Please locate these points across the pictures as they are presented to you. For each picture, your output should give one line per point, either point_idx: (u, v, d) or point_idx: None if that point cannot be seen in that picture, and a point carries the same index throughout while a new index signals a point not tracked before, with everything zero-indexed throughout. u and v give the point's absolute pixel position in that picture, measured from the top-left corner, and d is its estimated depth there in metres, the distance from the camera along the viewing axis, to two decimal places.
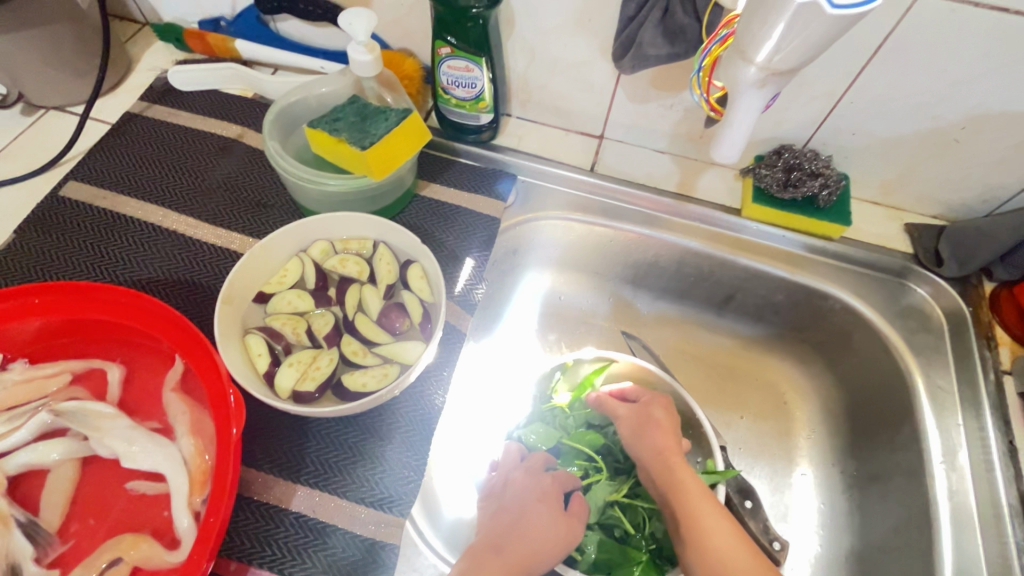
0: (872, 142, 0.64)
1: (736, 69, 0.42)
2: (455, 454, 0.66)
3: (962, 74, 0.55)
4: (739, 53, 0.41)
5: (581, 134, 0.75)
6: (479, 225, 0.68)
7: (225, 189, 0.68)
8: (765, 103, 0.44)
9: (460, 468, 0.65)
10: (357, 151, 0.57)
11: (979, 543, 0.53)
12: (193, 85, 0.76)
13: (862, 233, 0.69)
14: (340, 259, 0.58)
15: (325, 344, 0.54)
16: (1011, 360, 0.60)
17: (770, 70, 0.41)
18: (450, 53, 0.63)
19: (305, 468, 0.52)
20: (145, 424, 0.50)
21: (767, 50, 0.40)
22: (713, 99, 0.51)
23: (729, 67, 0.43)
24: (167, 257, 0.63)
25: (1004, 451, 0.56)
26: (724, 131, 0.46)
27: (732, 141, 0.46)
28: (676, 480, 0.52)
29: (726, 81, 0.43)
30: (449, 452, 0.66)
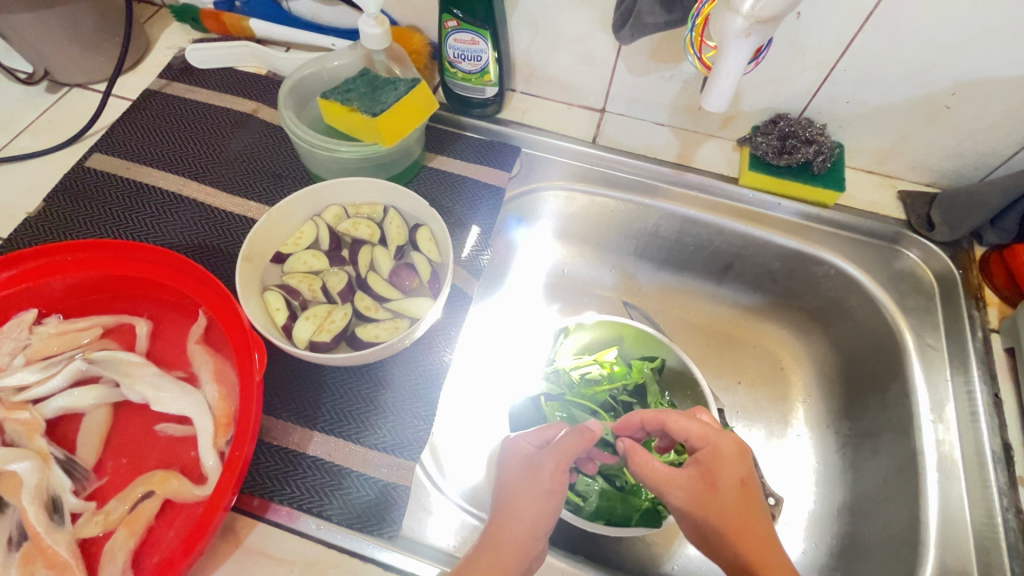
0: (866, 110, 0.66)
1: (724, 21, 0.45)
2: (462, 416, 0.68)
3: (950, 40, 0.57)
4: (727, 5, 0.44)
5: (583, 108, 0.78)
6: (484, 195, 0.71)
7: (242, 160, 0.71)
8: (752, 51, 0.47)
9: (467, 426, 0.67)
10: (368, 118, 0.60)
11: (963, 489, 0.56)
12: (210, 63, 0.79)
13: (855, 200, 0.71)
14: (352, 222, 0.60)
15: (339, 299, 0.57)
16: (998, 318, 0.62)
17: (755, 19, 0.43)
18: (456, 27, 0.65)
19: (321, 416, 0.55)
20: (171, 373, 0.53)
21: None
22: (705, 57, 0.53)
23: (718, 20, 0.45)
24: (187, 223, 0.66)
25: (990, 403, 0.58)
26: (713, 82, 0.49)
27: (721, 90, 0.49)
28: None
29: (715, 33, 0.46)
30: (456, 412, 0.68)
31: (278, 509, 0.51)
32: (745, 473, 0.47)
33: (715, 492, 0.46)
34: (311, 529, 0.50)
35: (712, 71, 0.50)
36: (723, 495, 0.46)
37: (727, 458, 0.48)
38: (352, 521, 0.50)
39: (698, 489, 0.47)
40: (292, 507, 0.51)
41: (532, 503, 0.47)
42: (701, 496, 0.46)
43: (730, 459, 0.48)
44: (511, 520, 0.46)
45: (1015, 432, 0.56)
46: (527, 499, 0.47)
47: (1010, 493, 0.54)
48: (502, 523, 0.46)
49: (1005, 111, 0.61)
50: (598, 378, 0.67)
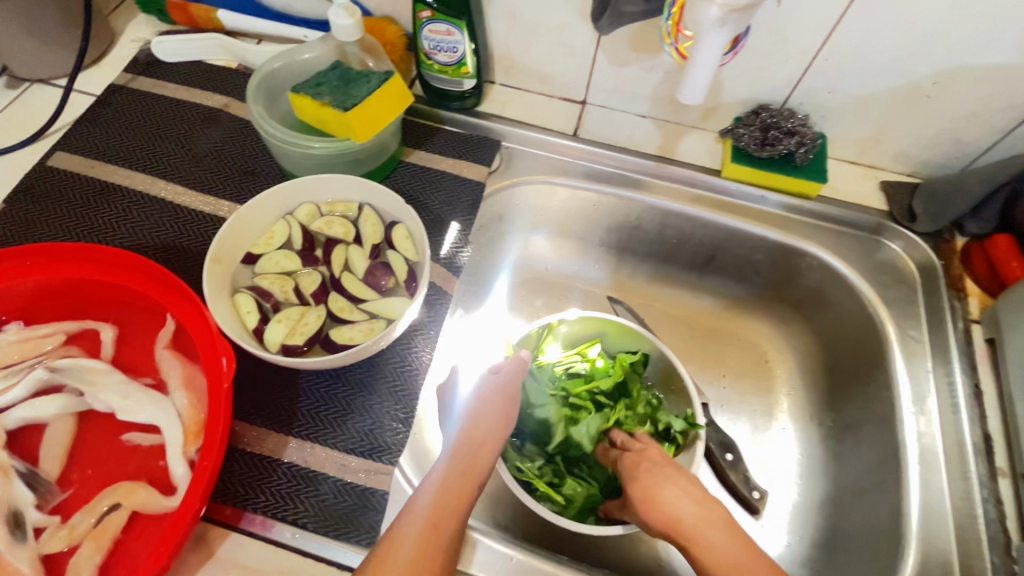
0: (848, 100, 0.66)
1: (698, 8, 0.43)
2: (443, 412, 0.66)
3: (931, 28, 0.56)
4: None
5: (564, 100, 0.76)
6: (464, 191, 0.70)
7: (212, 157, 0.69)
8: (729, 42, 0.45)
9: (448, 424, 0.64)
10: (340, 113, 0.58)
11: (943, 480, 0.56)
12: (178, 56, 0.76)
13: (838, 191, 0.71)
14: (326, 221, 0.59)
15: (313, 301, 0.56)
16: (979, 309, 0.62)
17: (730, 6, 0.42)
18: (430, 17, 0.63)
19: (296, 421, 0.53)
20: (139, 380, 0.52)
21: None
22: (683, 47, 0.52)
23: (693, 10, 0.44)
24: (156, 223, 0.64)
25: (970, 394, 0.58)
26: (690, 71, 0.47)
27: (698, 80, 0.48)
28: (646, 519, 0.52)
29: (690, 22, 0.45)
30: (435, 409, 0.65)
31: (252, 518, 0.49)
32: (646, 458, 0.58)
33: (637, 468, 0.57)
34: (286, 538, 0.49)
35: (689, 63, 0.49)
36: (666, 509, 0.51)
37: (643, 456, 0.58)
38: (327, 528, 0.49)
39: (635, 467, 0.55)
40: (267, 515, 0.49)
41: (492, 423, 0.55)
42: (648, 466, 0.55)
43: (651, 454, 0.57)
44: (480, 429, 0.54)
45: (995, 423, 0.56)
46: (490, 409, 0.56)
47: (990, 484, 0.54)
48: (473, 430, 0.54)
49: (986, 99, 0.60)
50: (582, 373, 0.66)
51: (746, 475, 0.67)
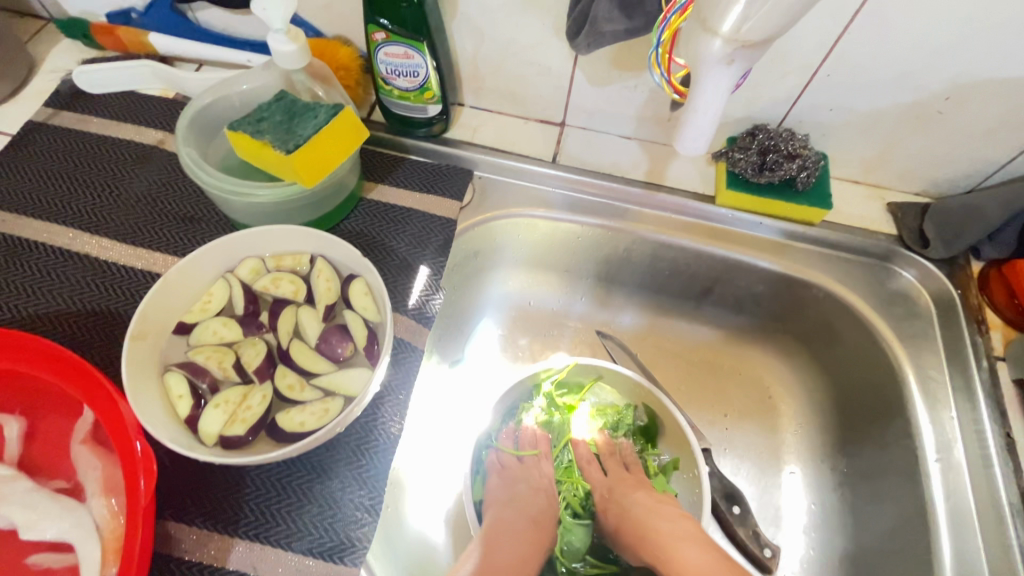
0: (852, 118, 0.60)
1: (700, 42, 0.36)
2: (423, 469, 0.63)
3: (945, 39, 0.50)
4: (701, 24, 0.35)
5: (541, 122, 0.70)
6: (433, 229, 0.63)
7: (145, 203, 0.61)
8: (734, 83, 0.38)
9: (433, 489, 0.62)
10: (281, 155, 0.50)
11: (979, 544, 0.50)
12: (107, 87, 0.68)
13: (843, 215, 0.65)
14: (272, 279, 0.51)
15: (256, 377, 0.48)
16: (1004, 344, 0.56)
17: (738, 41, 0.35)
18: (386, 39, 0.56)
19: (243, 519, 0.46)
20: (50, 484, 0.44)
21: (733, 19, 0.34)
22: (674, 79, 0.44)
23: (692, 41, 0.37)
24: (78, 284, 0.55)
25: (1002, 445, 0.52)
26: (688, 117, 0.40)
27: (697, 128, 0.41)
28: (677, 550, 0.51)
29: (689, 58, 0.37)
30: (420, 473, 0.63)
31: None
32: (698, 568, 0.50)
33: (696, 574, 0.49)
34: None
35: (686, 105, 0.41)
36: (683, 563, 0.50)
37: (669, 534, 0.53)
38: None
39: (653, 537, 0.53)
40: None
41: (498, 512, 0.56)
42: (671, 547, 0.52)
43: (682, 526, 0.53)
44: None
45: None
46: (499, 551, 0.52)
47: None
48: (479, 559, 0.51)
49: (1003, 116, 0.55)
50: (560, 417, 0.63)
51: (756, 530, 0.61)
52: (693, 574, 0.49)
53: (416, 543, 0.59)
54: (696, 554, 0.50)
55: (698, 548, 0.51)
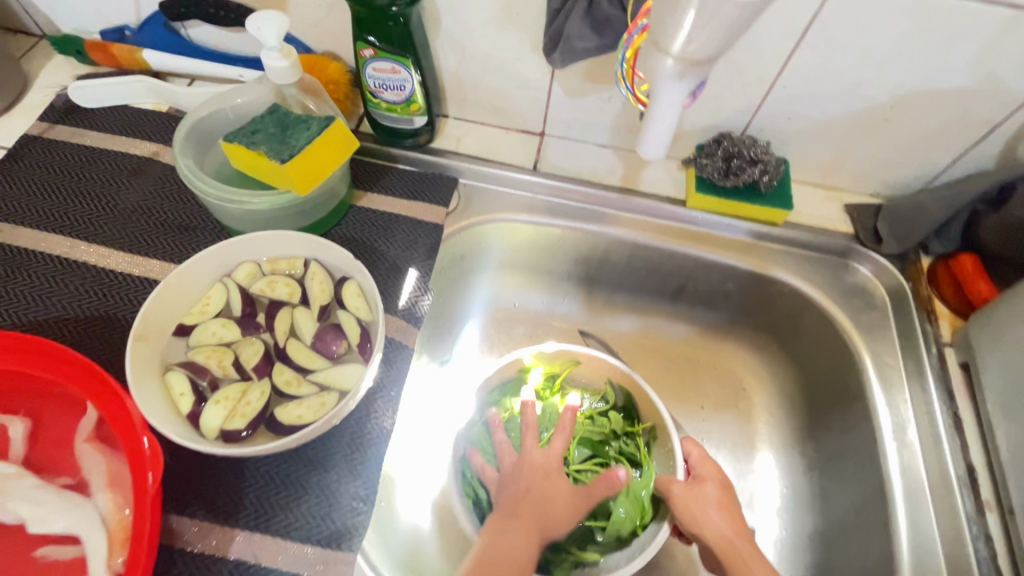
0: (808, 126, 0.65)
1: (653, 61, 0.40)
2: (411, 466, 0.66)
3: (885, 54, 0.55)
4: (655, 45, 0.39)
5: (522, 132, 0.74)
6: (421, 234, 0.66)
7: (141, 213, 0.63)
8: (686, 95, 0.42)
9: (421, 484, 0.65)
10: (276, 164, 0.53)
11: (931, 515, 0.54)
12: (101, 101, 0.70)
13: (804, 216, 0.70)
14: (268, 282, 0.53)
15: (254, 375, 0.50)
16: (951, 332, 0.62)
17: (686, 60, 0.39)
18: (373, 55, 0.59)
19: (243, 510, 0.48)
20: (55, 481, 0.45)
21: (681, 41, 0.38)
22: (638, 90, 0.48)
23: (648, 58, 0.41)
24: (77, 292, 0.57)
25: (950, 423, 0.57)
26: (649, 125, 0.45)
27: (657, 133, 0.46)
28: (702, 514, 0.53)
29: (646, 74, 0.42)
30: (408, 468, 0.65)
31: None
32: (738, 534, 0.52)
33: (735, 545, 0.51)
34: None
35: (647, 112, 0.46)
36: (700, 517, 0.53)
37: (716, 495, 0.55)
38: None
39: (692, 491, 0.55)
40: None
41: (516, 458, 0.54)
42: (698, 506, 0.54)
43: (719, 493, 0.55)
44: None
45: (978, 453, 0.55)
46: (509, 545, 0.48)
47: (978, 519, 0.52)
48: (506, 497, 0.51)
49: (941, 123, 0.60)
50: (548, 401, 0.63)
51: None
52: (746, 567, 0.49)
53: (406, 534, 0.61)
54: (719, 518, 0.53)
55: (722, 514, 0.53)
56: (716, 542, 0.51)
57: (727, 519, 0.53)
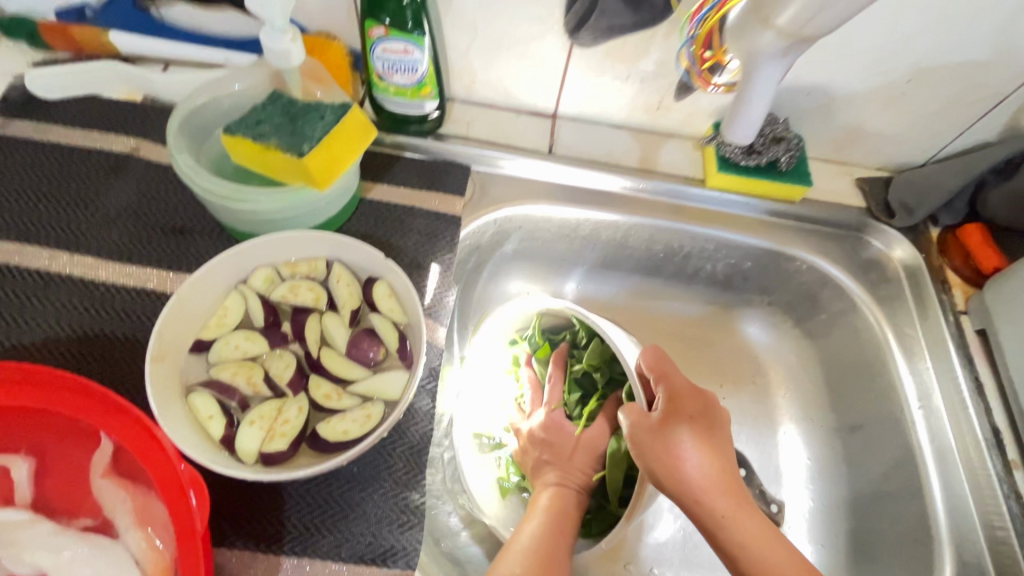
0: (826, 101, 0.64)
1: (753, 35, 0.40)
2: None
3: (909, 28, 0.55)
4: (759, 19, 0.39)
5: (533, 114, 0.70)
6: (440, 227, 0.63)
7: (127, 217, 0.57)
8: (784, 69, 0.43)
9: None
10: (292, 159, 0.48)
11: (962, 477, 0.56)
12: (63, 92, 0.62)
13: (818, 192, 0.70)
14: (290, 287, 0.49)
15: (289, 391, 0.46)
16: (965, 300, 0.64)
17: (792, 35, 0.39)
18: (384, 35, 0.55)
19: (288, 535, 0.44)
20: (74, 524, 0.41)
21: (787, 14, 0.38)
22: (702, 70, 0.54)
23: (745, 33, 0.41)
24: (66, 309, 0.51)
25: (973, 388, 0.59)
26: (741, 105, 0.46)
27: (750, 113, 0.46)
28: (677, 458, 0.49)
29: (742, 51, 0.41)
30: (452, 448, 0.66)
31: None
32: (714, 481, 0.49)
33: (704, 499, 0.48)
34: None
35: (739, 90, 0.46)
36: (675, 462, 0.49)
37: (690, 433, 0.51)
38: None
39: (664, 432, 0.50)
40: None
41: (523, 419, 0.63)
42: (670, 447, 0.50)
43: (694, 430, 0.51)
44: (552, 547, 0.50)
45: (1000, 415, 0.58)
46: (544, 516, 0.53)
47: (1008, 478, 0.55)
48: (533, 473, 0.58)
49: (955, 96, 0.61)
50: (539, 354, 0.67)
51: (761, 488, 0.66)
52: (720, 521, 0.48)
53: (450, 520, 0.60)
54: (697, 461, 0.49)
55: (699, 457, 0.49)
56: (690, 492, 0.49)
57: (708, 465, 0.50)
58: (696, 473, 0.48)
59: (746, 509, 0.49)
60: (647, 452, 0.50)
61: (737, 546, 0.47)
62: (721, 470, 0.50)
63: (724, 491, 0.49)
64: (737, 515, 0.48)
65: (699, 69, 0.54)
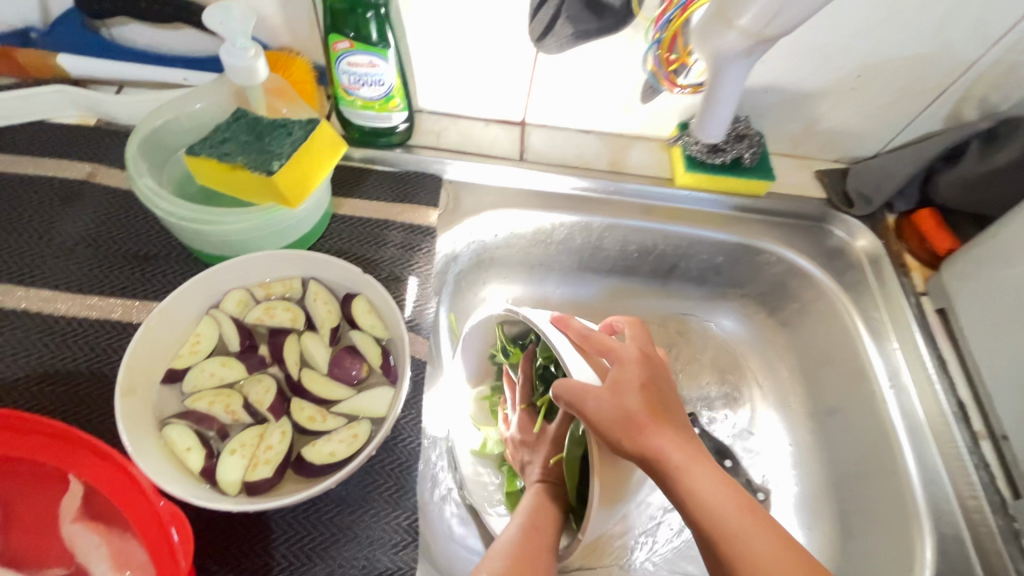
0: (782, 99, 0.67)
1: (717, 36, 0.39)
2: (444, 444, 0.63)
3: (856, 25, 0.58)
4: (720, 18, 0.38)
5: (502, 122, 0.71)
6: (415, 239, 0.62)
7: (84, 245, 0.54)
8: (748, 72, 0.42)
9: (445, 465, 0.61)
10: (261, 178, 0.47)
11: (935, 451, 0.58)
12: (10, 118, 0.60)
13: (781, 186, 0.72)
14: (265, 309, 0.48)
15: (271, 416, 0.45)
16: (923, 281, 0.67)
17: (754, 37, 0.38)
18: (349, 48, 0.54)
19: (276, 566, 0.43)
20: (47, 573, 0.39)
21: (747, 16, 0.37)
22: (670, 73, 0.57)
23: (710, 34, 0.40)
24: (24, 346, 0.49)
25: (938, 364, 0.62)
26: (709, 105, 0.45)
27: (717, 116, 0.46)
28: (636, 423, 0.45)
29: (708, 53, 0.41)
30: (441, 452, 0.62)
31: None
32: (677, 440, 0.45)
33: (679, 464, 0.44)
34: None
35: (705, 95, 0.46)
36: (633, 424, 0.45)
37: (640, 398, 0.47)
38: None
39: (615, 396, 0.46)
40: None
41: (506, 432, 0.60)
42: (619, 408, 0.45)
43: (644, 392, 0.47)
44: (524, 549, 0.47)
45: (965, 389, 0.60)
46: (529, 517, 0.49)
47: (975, 449, 0.58)
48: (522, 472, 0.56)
49: (902, 88, 0.64)
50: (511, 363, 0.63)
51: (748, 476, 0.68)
52: (694, 483, 0.43)
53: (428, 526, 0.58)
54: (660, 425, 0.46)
55: (655, 419, 0.46)
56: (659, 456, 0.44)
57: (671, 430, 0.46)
58: (645, 421, 0.45)
59: (712, 469, 0.44)
60: (604, 417, 0.45)
61: (694, 497, 0.43)
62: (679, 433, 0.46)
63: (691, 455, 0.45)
64: (691, 463, 0.44)
65: (665, 71, 0.57)
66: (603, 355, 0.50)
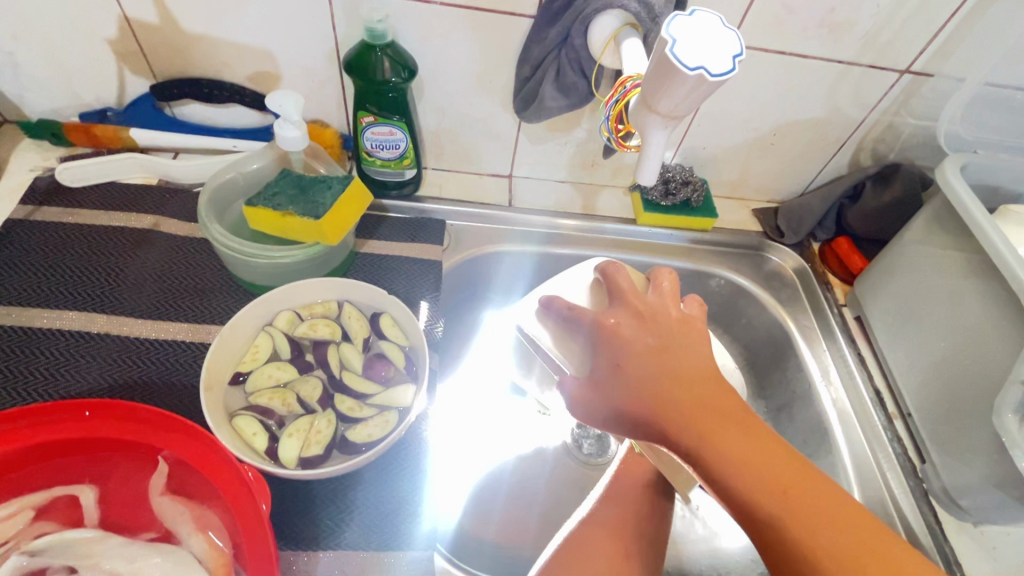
0: (717, 152, 0.83)
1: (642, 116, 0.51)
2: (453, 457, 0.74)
3: (766, 97, 0.74)
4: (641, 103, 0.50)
5: (493, 176, 0.85)
6: (424, 271, 0.74)
7: (152, 281, 0.66)
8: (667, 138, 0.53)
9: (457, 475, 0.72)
10: (309, 220, 0.60)
11: (859, 432, 0.71)
12: (86, 180, 0.72)
13: (724, 222, 0.88)
14: (310, 324, 0.59)
15: (318, 408, 0.56)
16: (843, 295, 0.82)
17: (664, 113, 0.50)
18: (373, 121, 0.69)
19: (322, 534, 0.52)
20: (140, 536, 0.48)
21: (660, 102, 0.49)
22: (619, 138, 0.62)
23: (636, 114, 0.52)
24: (107, 362, 0.59)
25: (858, 361, 0.75)
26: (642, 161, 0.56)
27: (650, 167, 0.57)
28: (644, 396, 0.45)
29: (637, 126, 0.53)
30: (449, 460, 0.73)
31: None
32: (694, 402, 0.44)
33: (702, 428, 0.43)
34: None
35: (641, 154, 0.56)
36: (640, 397, 0.45)
37: (640, 366, 0.46)
38: None
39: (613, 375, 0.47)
40: None
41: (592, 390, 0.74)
42: (619, 384, 0.46)
43: (644, 357, 0.47)
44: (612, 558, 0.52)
45: (879, 379, 0.74)
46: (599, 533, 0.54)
47: (890, 427, 0.70)
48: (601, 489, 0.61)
49: (810, 143, 0.81)
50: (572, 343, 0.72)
51: None
52: (719, 451, 0.42)
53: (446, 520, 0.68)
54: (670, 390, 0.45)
55: (664, 384, 0.45)
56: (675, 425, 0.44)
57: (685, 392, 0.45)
58: (648, 390, 0.45)
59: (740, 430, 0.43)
60: (606, 397, 0.47)
61: (722, 461, 0.42)
62: (698, 396, 0.45)
63: (716, 421, 0.43)
64: (712, 430, 0.42)
65: (616, 137, 0.62)
66: (576, 334, 0.55)
